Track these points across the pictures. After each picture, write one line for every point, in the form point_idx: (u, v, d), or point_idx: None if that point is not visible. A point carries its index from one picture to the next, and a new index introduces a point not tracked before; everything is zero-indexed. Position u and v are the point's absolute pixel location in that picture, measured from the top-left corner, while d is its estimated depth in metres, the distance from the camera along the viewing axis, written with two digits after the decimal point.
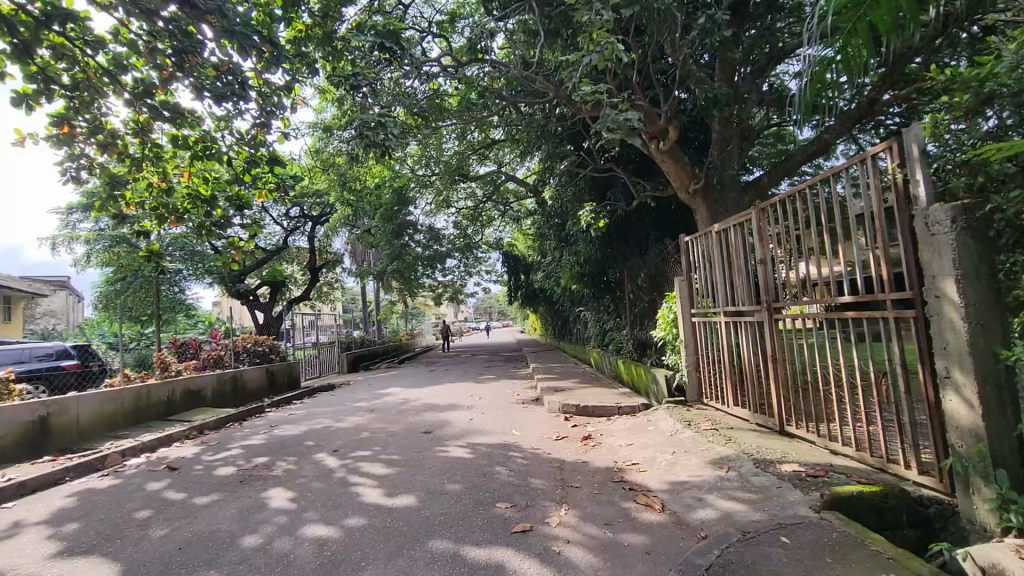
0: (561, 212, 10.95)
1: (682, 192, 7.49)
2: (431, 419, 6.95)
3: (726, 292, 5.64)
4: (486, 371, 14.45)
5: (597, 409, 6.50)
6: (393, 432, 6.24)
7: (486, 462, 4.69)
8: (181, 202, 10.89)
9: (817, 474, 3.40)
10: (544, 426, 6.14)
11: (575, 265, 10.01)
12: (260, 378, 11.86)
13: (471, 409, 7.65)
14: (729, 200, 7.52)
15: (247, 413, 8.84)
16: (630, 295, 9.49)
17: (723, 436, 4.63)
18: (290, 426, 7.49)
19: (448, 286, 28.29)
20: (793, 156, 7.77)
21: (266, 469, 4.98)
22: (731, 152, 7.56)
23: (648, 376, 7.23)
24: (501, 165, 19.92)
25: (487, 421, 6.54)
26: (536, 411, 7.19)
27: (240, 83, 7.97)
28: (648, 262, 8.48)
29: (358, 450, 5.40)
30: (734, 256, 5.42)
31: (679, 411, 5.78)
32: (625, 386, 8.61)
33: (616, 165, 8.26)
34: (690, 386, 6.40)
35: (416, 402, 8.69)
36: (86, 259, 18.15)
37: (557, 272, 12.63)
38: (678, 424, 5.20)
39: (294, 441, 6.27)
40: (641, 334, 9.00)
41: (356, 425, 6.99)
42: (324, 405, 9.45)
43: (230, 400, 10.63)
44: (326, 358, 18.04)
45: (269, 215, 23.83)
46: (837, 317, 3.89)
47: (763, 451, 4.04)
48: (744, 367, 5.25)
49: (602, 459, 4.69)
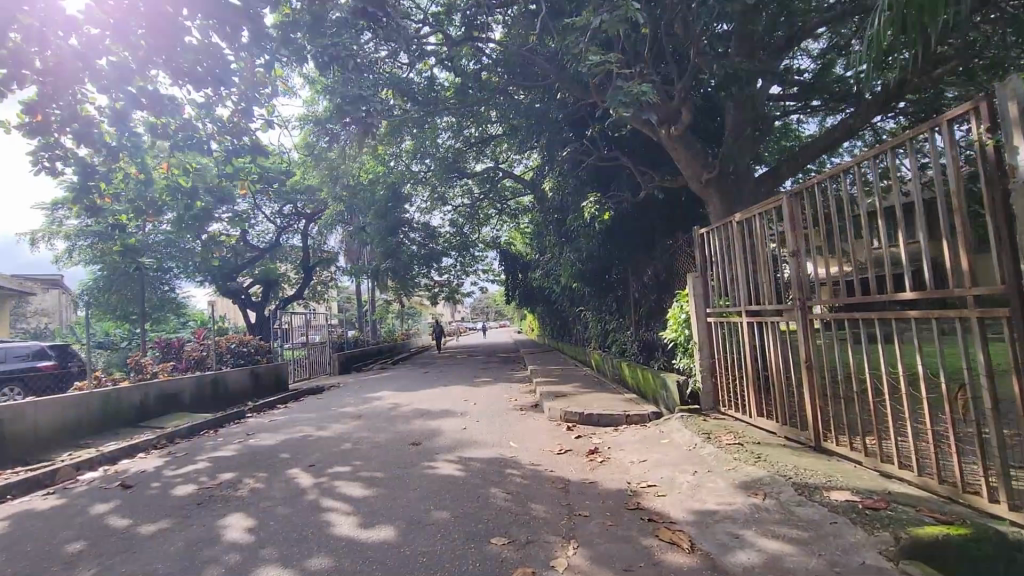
0: (562, 207, 10.40)
1: (694, 182, 6.93)
2: (420, 428, 6.36)
3: (748, 289, 5.10)
4: (482, 373, 13.84)
5: (602, 418, 5.93)
6: (378, 444, 5.64)
7: (479, 481, 4.11)
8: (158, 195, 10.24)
9: (877, 506, 2.84)
10: (544, 436, 5.57)
11: (577, 262, 9.44)
12: (244, 380, 11.26)
13: (464, 415, 7.06)
14: (745, 191, 6.97)
15: (225, 419, 8.23)
16: (635, 294, 8.93)
17: (750, 454, 4.07)
18: (267, 434, 6.89)
19: (444, 285, 27.74)
20: (814, 144, 7.20)
21: (230, 489, 4.39)
22: (747, 139, 7.00)
23: (657, 381, 6.68)
24: (498, 161, 19.41)
25: (481, 431, 5.96)
26: (535, 419, 6.61)
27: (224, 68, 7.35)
28: (656, 258, 7.94)
29: (336, 466, 4.81)
30: (759, 248, 4.87)
31: (695, 422, 5.21)
32: (631, 391, 8.05)
33: (622, 154, 7.72)
34: (705, 391, 5.85)
35: (406, 407, 8.09)
36: (68, 256, 17.41)
37: (556, 269, 12.07)
38: (695, 438, 4.63)
39: (268, 453, 5.67)
40: (647, 336, 8.43)
41: (339, 434, 6.40)
42: (309, 410, 8.86)
43: (210, 405, 10.01)
44: (317, 360, 17.41)
45: (261, 212, 23.21)
46: (891, 318, 3.32)
47: (802, 473, 3.49)
48: (771, 374, 4.69)
49: (612, 478, 4.12)
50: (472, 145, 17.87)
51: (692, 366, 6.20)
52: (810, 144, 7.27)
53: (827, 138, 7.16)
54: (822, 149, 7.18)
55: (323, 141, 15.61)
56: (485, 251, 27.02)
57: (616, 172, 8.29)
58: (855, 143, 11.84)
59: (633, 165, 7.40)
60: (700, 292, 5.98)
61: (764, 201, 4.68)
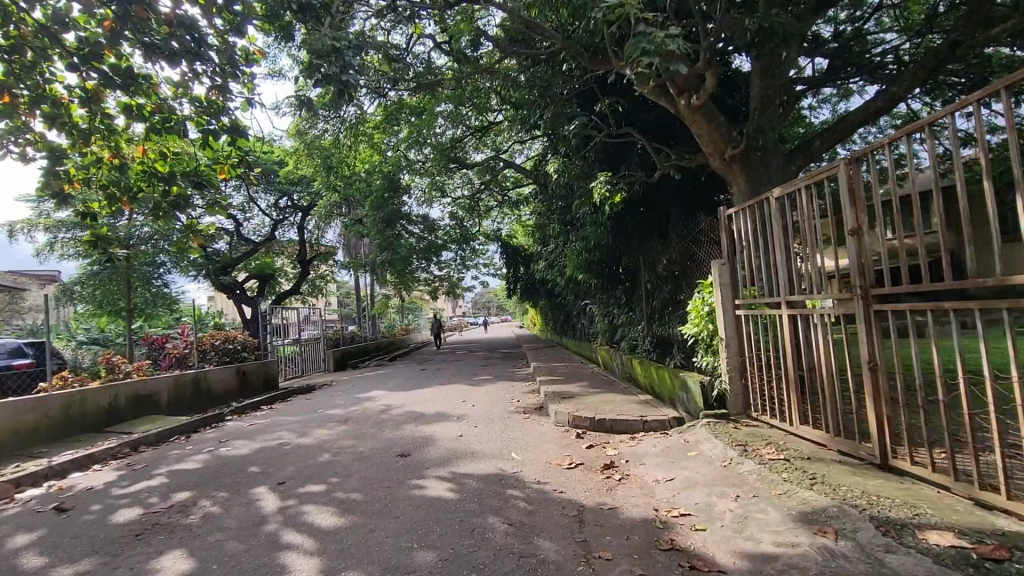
0: (566, 193, 9.72)
1: (715, 159, 6.28)
2: (410, 435, 5.68)
3: (788, 274, 4.38)
4: (482, 371, 13.18)
5: (616, 424, 5.25)
6: (360, 456, 4.93)
7: (474, 506, 3.43)
8: (135, 181, 9.51)
9: (999, 555, 2.16)
10: (550, 447, 4.85)
11: (584, 252, 8.74)
12: (229, 378, 10.59)
13: (462, 419, 6.39)
14: (772, 169, 6.30)
15: (201, 423, 7.54)
16: (647, 285, 8.23)
17: (804, 473, 3.35)
18: (242, 441, 6.20)
19: (444, 280, 27.03)
20: (853, 117, 6.34)
21: (180, 514, 3.72)
22: (774, 112, 6.30)
23: (676, 381, 6.01)
24: (498, 151, 18.83)
25: (480, 439, 5.26)
26: (539, 424, 5.91)
27: (199, 42, 6.57)
28: (671, 245, 7.24)
29: (309, 484, 4.13)
30: (803, 228, 4.17)
31: (725, 430, 4.52)
32: (645, 391, 7.37)
33: (634, 129, 7.00)
34: (734, 394, 5.15)
35: (398, 410, 7.40)
36: (49, 250, 16.64)
37: (560, 259, 11.36)
38: (730, 452, 3.93)
39: (236, 466, 4.99)
40: (661, 331, 7.74)
41: (320, 442, 5.72)
42: (293, 412, 8.17)
43: (190, 406, 9.33)
44: (311, 357, 16.73)
45: (256, 205, 22.56)
46: (998, 307, 2.60)
47: (879, 503, 2.76)
48: (819, 375, 3.97)
49: (633, 501, 3.43)
50: (470, 132, 17.19)
51: (718, 365, 5.49)
52: (846, 117, 6.41)
53: (868, 110, 6.31)
54: (862, 123, 6.32)
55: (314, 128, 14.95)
56: (486, 244, 26.35)
57: (626, 149, 7.60)
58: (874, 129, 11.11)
59: (646, 143, 6.70)
60: (728, 280, 5.27)
61: (813, 170, 3.95)
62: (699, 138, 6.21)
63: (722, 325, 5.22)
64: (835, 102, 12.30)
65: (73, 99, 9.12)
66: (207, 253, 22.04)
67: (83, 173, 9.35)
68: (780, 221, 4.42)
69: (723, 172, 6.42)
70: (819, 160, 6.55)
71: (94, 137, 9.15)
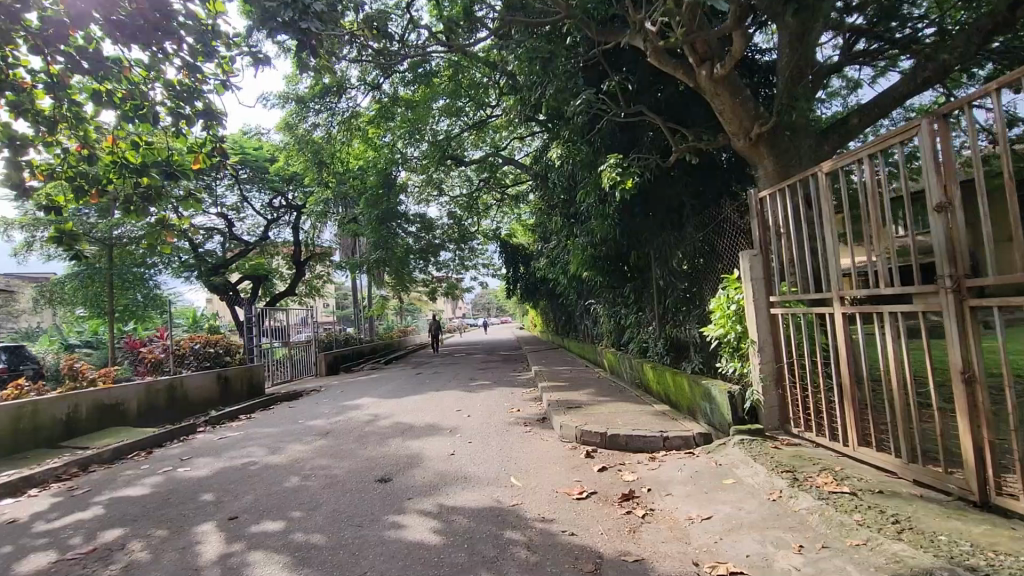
0: (569, 183, 9.04)
1: (741, 139, 5.57)
2: (395, 452, 4.95)
3: (841, 265, 3.68)
4: (479, 375, 12.43)
5: (631, 441, 4.54)
6: (332, 481, 4.20)
7: (463, 556, 2.71)
8: (104, 173, 8.75)
9: None
10: (556, 470, 4.13)
11: (590, 247, 8.01)
12: (210, 385, 9.88)
13: (456, 432, 5.68)
14: (804, 149, 5.60)
15: (169, 436, 6.83)
16: (660, 283, 7.53)
17: (883, 515, 2.63)
18: (206, 458, 5.47)
19: (442, 281, 26.32)
20: (895, 90, 5.60)
21: (99, 562, 2.99)
22: (805, 84, 5.61)
23: (697, 390, 5.32)
24: (497, 147, 18.20)
25: (474, 460, 4.52)
26: (543, 439, 5.19)
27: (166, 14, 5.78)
28: (687, 238, 6.57)
29: (267, 521, 3.41)
30: (861, 208, 3.47)
31: (765, 452, 3.80)
32: (659, 399, 6.68)
33: (646, 108, 6.30)
34: (769, 406, 4.45)
35: (385, 421, 6.66)
36: (28, 248, 15.85)
37: (563, 255, 10.65)
38: (779, 482, 3.20)
39: (188, 493, 4.26)
40: (676, 333, 7.04)
41: (292, 461, 5.00)
42: (272, 422, 7.43)
43: (164, 414, 8.63)
44: (303, 361, 15.99)
45: (249, 204, 21.83)
46: None
47: (1005, 565, 2.05)
48: (886, 388, 3.25)
49: (663, 550, 2.72)
50: (467, 126, 16.68)
51: (748, 371, 4.78)
52: (887, 89, 5.67)
53: (913, 81, 5.58)
54: (905, 96, 5.59)
55: (303, 124, 15.67)
56: (485, 243, 25.64)
57: (637, 130, 6.88)
58: (888, 120, 10.42)
59: (659, 122, 6.02)
60: (762, 274, 4.58)
61: (876, 137, 3.26)
62: (720, 115, 5.53)
63: (755, 325, 4.53)
64: (844, 96, 11.64)
65: (37, 83, 8.40)
66: (199, 253, 21.39)
67: (46, 166, 8.56)
68: (830, 203, 3.72)
69: (747, 154, 5.73)
70: (857, 139, 5.79)
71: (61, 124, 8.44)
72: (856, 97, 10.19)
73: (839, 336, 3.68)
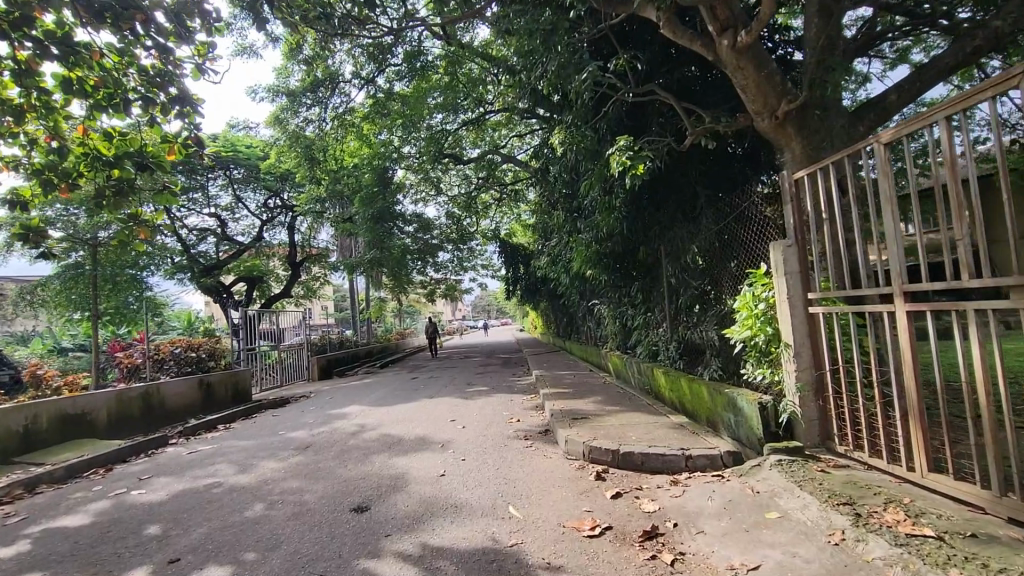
0: (572, 175, 8.49)
1: (767, 117, 4.98)
2: (378, 472, 4.34)
3: (904, 255, 3.07)
4: (477, 379, 11.83)
5: (647, 459, 3.95)
6: (301, 509, 3.60)
7: None
8: (74, 165, 7.86)
9: None
10: (563, 496, 3.53)
11: (595, 242, 7.53)
12: (191, 392, 9.28)
13: (448, 447, 5.07)
14: (836, 130, 4.99)
15: (135, 450, 6.21)
16: (671, 280, 6.96)
17: (988, 570, 2.02)
18: (168, 477, 4.87)
19: (441, 282, 25.80)
20: (941, 60, 5.00)
21: None
22: (839, 56, 4.98)
23: (719, 399, 4.73)
24: (496, 147, 17.72)
25: (467, 483, 3.90)
26: (547, 455, 4.60)
27: None
28: (703, 230, 6.00)
29: (216, 566, 2.81)
30: (934, 184, 2.85)
31: (812, 478, 3.19)
32: (673, 408, 6.10)
33: (659, 86, 5.71)
34: (808, 420, 3.86)
35: (372, 433, 6.05)
36: (10, 249, 15.29)
37: (565, 253, 10.07)
38: (839, 519, 2.61)
39: (132, 523, 3.65)
40: (690, 335, 6.47)
41: (261, 481, 4.39)
42: (250, 434, 6.82)
43: (139, 424, 8.01)
44: (294, 365, 15.36)
45: (243, 204, 21.27)
46: None
47: None
48: (970, 400, 2.64)
49: None
50: (464, 123, 16.17)
51: (780, 379, 4.18)
52: (930, 61, 5.07)
53: (961, 52, 4.95)
54: (952, 67, 4.98)
55: (294, 119, 15.11)
56: (484, 244, 25.07)
57: (647, 115, 6.31)
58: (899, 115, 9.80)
59: (672, 101, 5.45)
60: (797, 267, 3.97)
61: (955, 96, 2.69)
62: (742, 91, 4.95)
63: (790, 327, 3.93)
64: (852, 92, 11.02)
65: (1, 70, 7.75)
66: (191, 253, 20.82)
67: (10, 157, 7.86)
68: (890, 181, 3.12)
69: (772, 136, 5.14)
70: (895, 118, 5.17)
71: (28, 114, 7.66)
72: (867, 90, 9.60)
73: (902, 339, 3.07)
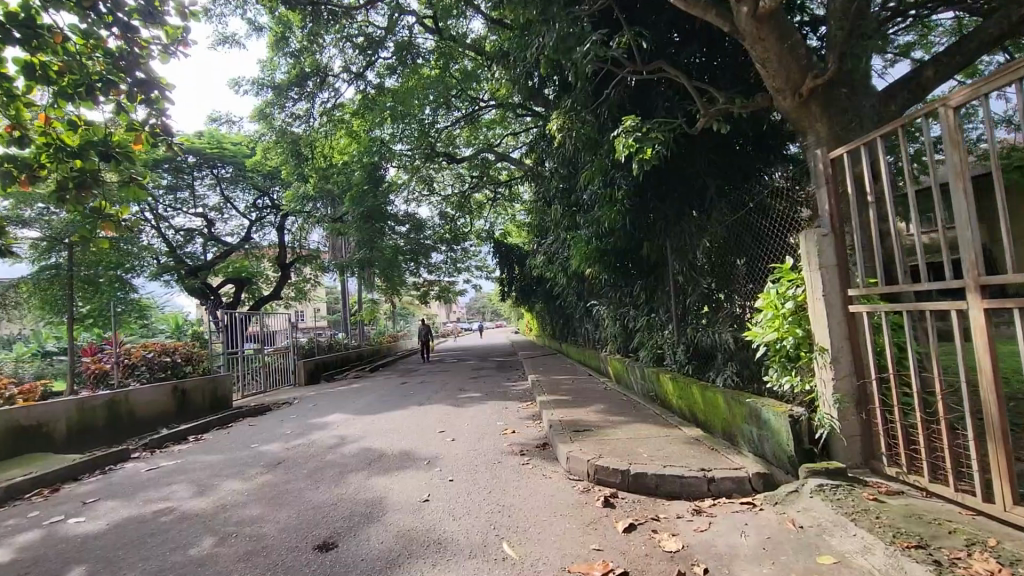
0: (570, 167, 7.95)
1: (790, 95, 4.46)
2: (351, 496, 3.77)
3: (978, 244, 2.56)
4: (470, 385, 11.25)
5: (662, 483, 3.42)
6: (256, 546, 3.03)
7: None
8: (33, 156, 6.49)
9: None
10: (568, 530, 3.00)
11: (594, 238, 7.03)
12: (162, 399, 8.68)
13: (434, 465, 4.52)
14: (865, 109, 4.49)
15: (90, 466, 5.62)
16: (678, 279, 6.45)
17: None
18: (117, 500, 4.28)
19: (434, 283, 25.25)
20: (983, 31, 4.49)
21: None
22: (869, 27, 4.48)
23: (738, 410, 4.23)
24: (490, 146, 17.22)
25: (454, 512, 3.33)
26: (546, 475, 4.05)
27: None
28: (714, 225, 5.52)
29: None
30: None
31: (868, 509, 2.67)
32: (682, 418, 5.61)
33: (668, 63, 5.19)
34: (849, 437, 3.34)
35: (352, 447, 5.48)
36: None
37: (563, 252, 9.55)
38: (917, 570, 2.10)
39: (56, 563, 3.07)
40: (699, 338, 5.96)
41: (219, 507, 3.82)
42: (221, 446, 6.24)
43: (103, 435, 7.41)
44: (281, 370, 14.73)
45: (232, 204, 20.68)
46: None
47: None
48: None
49: None
50: (457, 120, 15.66)
51: (811, 388, 3.66)
52: (969, 34, 4.57)
53: (1006, 21, 4.42)
54: (995, 39, 4.48)
55: (281, 114, 14.52)
56: (478, 245, 24.54)
57: (653, 99, 5.79)
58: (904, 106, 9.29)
59: (683, 78, 4.91)
60: (835, 261, 3.45)
61: None
62: (762, 65, 4.42)
63: (827, 328, 3.41)
64: None
65: None
66: (177, 254, 20.14)
67: None
68: (961, 152, 2.60)
69: (793, 117, 4.63)
70: (929, 98, 4.67)
71: None
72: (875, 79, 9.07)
73: (976, 345, 2.56)
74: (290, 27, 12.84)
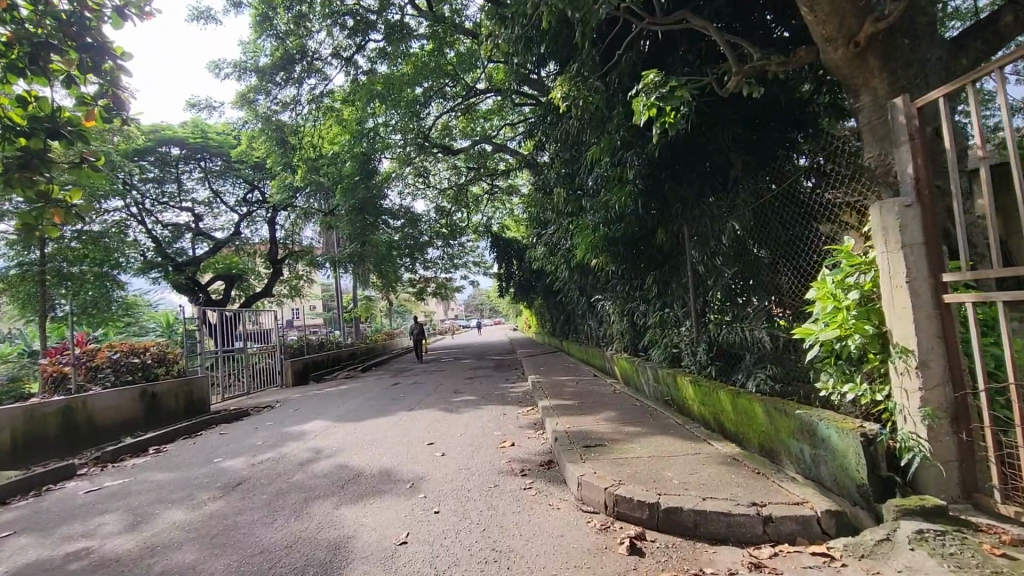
0: (575, 146, 7.16)
1: (843, 44, 3.69)
2: (309, 536, 3.02)
3: None
4: (466, 386, 10.50)
5: (703, 521, 2.69)
6: None
7: None
8: None
9: None
10: None
11: (602, 224, 6.21)
12: (128, 405, 7.92)
13: (415, 490, 3.76)
14: (933, 61, 3.72)
15: (24, 486, 4.86)
16: (698, 268, 5.68)
17: None
18: (32, 535, 3.53)
19: (431, 278, 24.46)
20: None
21: None
22: None
23: (784, 424, 3.48)
24: (487, 135, 16.41)
25: (437, 563, 2.58)
26: (552, 505, 3.31)
27: None
28: (742, 205, 4.77)
29: None
30: None
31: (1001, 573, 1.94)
32: (703, 427, 4.88)
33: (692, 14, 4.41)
34: (944, 463, 2.61)
35: (325, 463, 4.73)
36: None
37: (566, 243, 8.77)
38: None
39: None
40: (724, 336, 5.23)
41: (146, 549, 3.07)
42: (181, 460, 5.48)
43: (54, 447, 6.65)
44: (269, 370, 14.00)
45: (220, 197, 19.84)
46: None
47: None
48: None
49: None
50: (453, 108, 14.84)
51: (886, 398, 2.94)
52: None
53: None
54: None
55: (266, 100, 13.68)
56: (476, 240, 23.78)
57: (671, 63, 5.00)
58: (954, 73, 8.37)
59: (711, 29, 4.12)
60: (921, 238, 2.70)
61: None
62: (809, 9, 3.65)
63: (912, 325, 2.66)
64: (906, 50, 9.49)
65: None
66: (163, 249, 19.33)
67: None
68: None
69: (844, 73, 3.86)
70: (1010, 47, 3.87)
71: None
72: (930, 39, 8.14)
73: None
74: (274, 8, 11.96)
